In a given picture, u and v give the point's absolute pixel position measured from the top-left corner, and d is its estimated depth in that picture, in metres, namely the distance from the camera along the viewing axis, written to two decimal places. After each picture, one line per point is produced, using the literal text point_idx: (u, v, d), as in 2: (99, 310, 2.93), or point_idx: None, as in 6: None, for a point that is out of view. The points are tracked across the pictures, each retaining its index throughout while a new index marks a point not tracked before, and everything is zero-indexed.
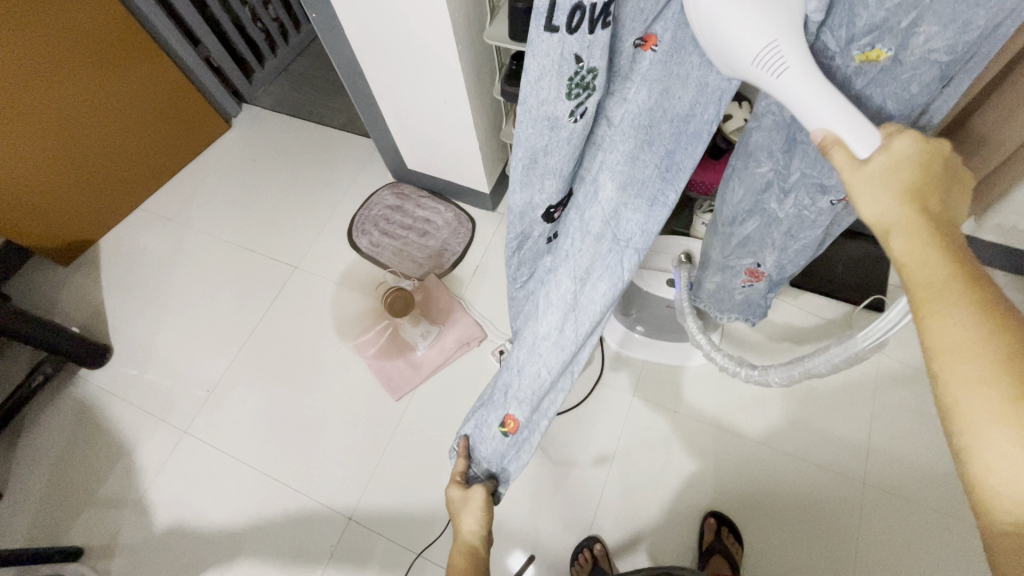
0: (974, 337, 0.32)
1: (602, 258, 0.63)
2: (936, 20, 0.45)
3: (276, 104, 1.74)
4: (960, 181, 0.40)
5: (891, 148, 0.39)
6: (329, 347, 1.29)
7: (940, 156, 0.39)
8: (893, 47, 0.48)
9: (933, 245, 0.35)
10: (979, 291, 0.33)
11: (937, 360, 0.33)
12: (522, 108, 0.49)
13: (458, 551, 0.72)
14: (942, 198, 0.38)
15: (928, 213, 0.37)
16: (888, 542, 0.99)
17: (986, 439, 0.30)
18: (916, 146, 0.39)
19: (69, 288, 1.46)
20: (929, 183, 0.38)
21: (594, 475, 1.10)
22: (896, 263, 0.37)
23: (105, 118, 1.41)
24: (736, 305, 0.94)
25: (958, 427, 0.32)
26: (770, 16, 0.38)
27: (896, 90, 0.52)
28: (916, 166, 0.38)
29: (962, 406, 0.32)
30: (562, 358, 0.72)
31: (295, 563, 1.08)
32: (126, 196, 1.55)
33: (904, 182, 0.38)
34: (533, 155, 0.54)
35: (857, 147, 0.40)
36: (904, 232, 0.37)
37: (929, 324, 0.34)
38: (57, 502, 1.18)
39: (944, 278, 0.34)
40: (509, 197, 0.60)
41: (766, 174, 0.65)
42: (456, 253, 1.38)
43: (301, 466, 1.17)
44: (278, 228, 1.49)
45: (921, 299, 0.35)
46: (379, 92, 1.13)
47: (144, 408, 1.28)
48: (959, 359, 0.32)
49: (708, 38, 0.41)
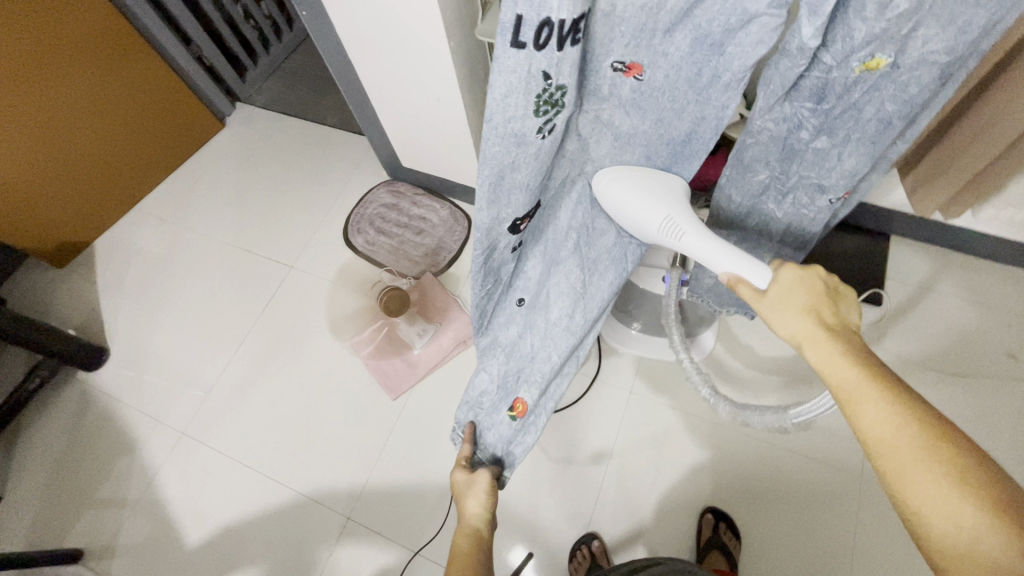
0: (896, 431, 0.39)
1: (608, 251, 0.72)
2: (934, 23, 0.45)
3: (269, 102, 1.73)
4: (845, 292, 0.50)
5: (780, 278, 0.50)
6: (326, 347, 1.29)
7: (820, 277, 0.50)
8: (892, 53, 0.47)
9: (839, 353, 0.44)
10: (886, 389, 0.41)
11: (876, 455, 0.41)
12: (487, 126, 0.47)
13: (462, 534, 0.70)
14: (834, 308, 0.48)
15: (827, 324, 0.46)
16: (884, 535, 0.99)
17: (933, 521, 0.37)
18: (799, 272, 0.50)
19: (64, 290, 1.45)
20: (822, 298, 0.48)
21: (592, 471, 1.10)
22: (819, 372, 0.45)
23: (98, 120, 1.40)
24: (735, 300, 0.96)
25: (909, 513, 0.39)
26: (657, 204, 0.58)
27: (894, 93, 0.51)
28: (806, 288, 0.49)
29: (906, 494, 0.38)
30: (571, 342, 0.76)
31: (294, 562, 1.08)
32: (120, 197, 1.54)
33: (803, 301, 0.48)
34: (500, 173, 0.52)
35: (756, 282, 0.51)
36: (814, 344, 0.46)
37: (860, 424, 0.41)
38: (57, 505, 1.18)
39: (856, 383, 0.42)
40: (474, 216, 0.56)
41: (763, 180, 0.65)
42: (451, 251, 1.38)
43: (299, 465, 1.17)
44: (273, 227, 1.48)
45: (847, 404, 0.42)
46: (372, 91, 1.12)
47: (141, 409, 1.28)
48: (889, 453, 0.39)
49: (624, 218, 0.61)
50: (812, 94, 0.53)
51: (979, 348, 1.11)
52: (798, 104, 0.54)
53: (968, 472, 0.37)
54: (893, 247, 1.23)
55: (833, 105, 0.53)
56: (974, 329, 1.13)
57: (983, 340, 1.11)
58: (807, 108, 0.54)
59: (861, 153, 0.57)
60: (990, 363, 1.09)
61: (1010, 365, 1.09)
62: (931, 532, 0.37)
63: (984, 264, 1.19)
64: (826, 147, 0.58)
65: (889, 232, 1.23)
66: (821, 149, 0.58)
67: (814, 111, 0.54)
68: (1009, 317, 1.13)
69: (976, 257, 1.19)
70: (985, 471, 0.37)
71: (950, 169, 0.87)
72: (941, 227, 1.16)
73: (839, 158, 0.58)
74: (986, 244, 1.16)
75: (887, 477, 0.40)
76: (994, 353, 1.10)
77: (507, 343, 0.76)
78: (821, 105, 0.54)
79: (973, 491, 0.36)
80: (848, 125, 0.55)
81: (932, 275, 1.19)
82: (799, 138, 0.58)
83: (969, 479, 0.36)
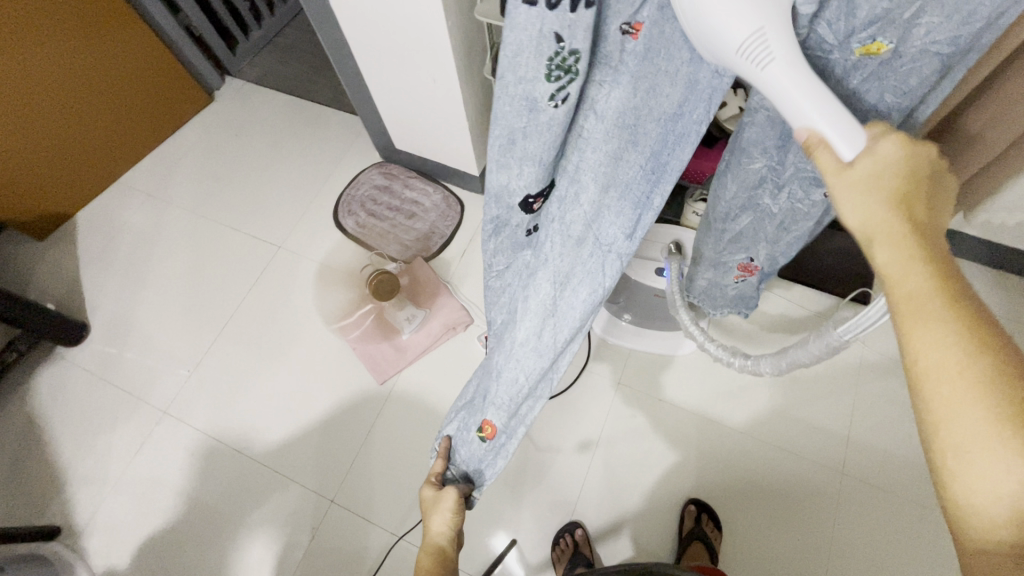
0: (958, 359, 0.33)
1: (584, 263, 0.60)
2: (938, 11, 0.42)
3: (260, 77, 1.68)
4: (940, 188, 0.40)
5: (876, 151, 0.38)
6: (313, 329, 1.27)
7: (919, 162, 0.39)
8: (893, 39, 0.45)
9: (919, 259, 0.35)
10: (962, 309, 0.33)
11: (918, 378, 0.35)
12: (497, 86, 0.44)
13: (427, 552, 0.75)
14: (925, 205, 0.38)
15: (914, 219, 0.37)
16: (861, 529, 1.01)
17: (975, 464, 0.32)
18: (899, 150, 0.38)
19: (45, 263, 1.42)
20: (914, 187, 0.38)
21: (577, 460, 1.11)
22: (880, 272, 0.37)
23: (80, 89, 1.35)
24: (728, 300, 0.93)
25: (940, 444, 0.34)
26: (759, 4, 0.35)
27: (894, 85, 0.49)
28: (900, 174, 0.38)
29: (945, 424, 0.33)
30: (541, 365, 0.67)
31: (276, 544, 1.08)
32: (102, 169, 1.50)
33: (890, 188, 0.38)
34: (510, 135, 0.48)
35: (841, 151, 0.39)
36: (889, 243, 0.36)
37: (914, 345, 0.35)
38: (32, 481, 1.16)
39: (929, 297, 0.34)
40: (485, 176, 0.54)
41: (759, 169, 0.62)
42: (443, 236, 1.36)
43: (283, 447, 1.16)
44: (261, 206, 1.45)
45: (905, 316, 0.35)
46: (367, 72, 1.10)
47: (123, 386, 1.25)
48: (943, 382, 0.33)
49: (688, 22, 0.37)
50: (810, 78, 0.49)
51: None
52: None
53: None
54: None
55: (833, 90, 0.51)
56: None
57: None
58: None
59: None
60: None
61: None
62: (955, 467, 0.33)
63: (970, 268, 1.20)
64: None
65: None
66: None
67: None
68: (994, 320, 1.14)
69: (964, 260, 1.20)
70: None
71: None
72: None
73: None
74: (977, 246, 1.16)
75: (929, 408, 0.34)
76: None
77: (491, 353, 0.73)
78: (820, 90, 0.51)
79: None
80: (845, 115, 0.53)
81: None
82: None
83: None
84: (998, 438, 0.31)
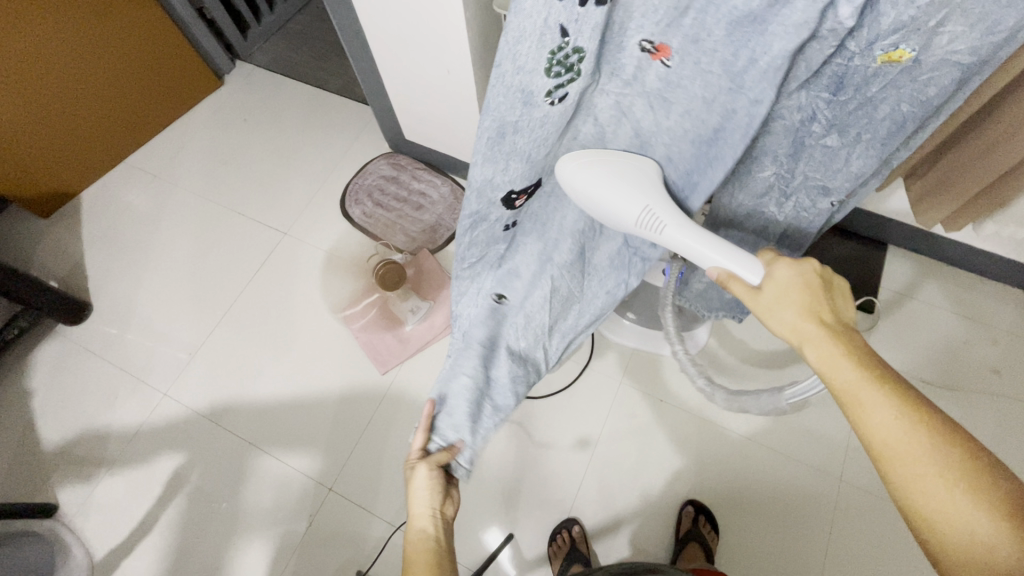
0: (906, 436, 0.39)
1: (609, 259, 0.70)
2: (962, 19, 0.41)
3: (270, 63, 1.67)
4: (839, 283, 0.48)
5: (775, 275, 0.47)
6: (316, 316, 1.27)
7: (815, 270, 0.47)
8: (917, 47, 0.43)
9: (841, 355, 0.43)
10: (889, 391, 0.40)
11: (881, 458, 0.40)
12: (493, 74, 0.40)
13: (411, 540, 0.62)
14: (831, 305, 0.46)
15: (825, 321, 0.45)
16: (858, 536, 1.01)
17: (953, 529, 0.37)
18: (794, 268, 0.47)
19: (48, 240, 1.41)
20: (819, 295, 0.46)
21: (576, 457, 1.11)
22: (818, 372, 0.44)
23: (91, 68, 1.34)
24: (724, 304, 0.93)
25: (920, 517, 0.38)
26: (638, 193, 0.50)
27: (911, 93, 0.48)
28: (803, 287, 0.46)
29: (915, 498, 0.38)
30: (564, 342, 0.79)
31: (272, 531, 1.08)
32: (108, 149, 1.49)
33: (798, 299, 0.46)
34: (500, 130, 0.44)
35: (748, 279, 0.49)
36: (815, 344, 0.44)
37: (866, 430, 0.41)
38: (30, 458, 1.16)
39: (862, 388, 0.41)
40: (469, 170, 0.48)
41: (769, 177, 0.63)
42: (449, 229, 1.36)
43: (283, 434, 1.16)
44: (267, 192, 1.45)
45: (849, 407, 0.42)
46: (380, 60, 1.10)
47: (123, 367, 1.25)
48: (903, 458, 0.39)
49: (595, 213, 0.52)
50: (829, 83, 0.49)
51: (963, 362, 1.13)
52: (814, 94, 0.51)
53: (978, 479, 0.37)
54: (890, 257, 1.24)
55: (850, 97, 0.50)
56: (961, 343, 1.14)
57: (969, 355, 1.13)
58: (824, 99, 0.51)
59: (869, 156, 0.54)
60: (973, 378, 1.11)
61: (994, 380, 1.11)
62: (938, 532, 0.37)
63: (974, 280, 1.20)
64: (835, 145, 0.55)
65: (887, 242, 1.24)
66: (832, 146, 0.55)
67: (829, 102, 0.51)
68: (995, 333, 1.15)
69: (968, 273, 1.21)
70: (988, 466, 0.37)
71: (954, 185, 0.87)
72: (939, 241, 1.17)
73: (846, 158, 0.56)
74: (982, 260, 1.16)
75: (896, 485, 0.39)
76: (978, 368, 1.12)
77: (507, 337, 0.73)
78: (836, 97, 0.50)
79: (986, 500, 0.36)
80: (861, 123, 0.52)
81: (925, 287, 1.20)
82: (810, 132, 0.55)
83: (981, 486, 0.37)
84: (959, 497, 0.37)
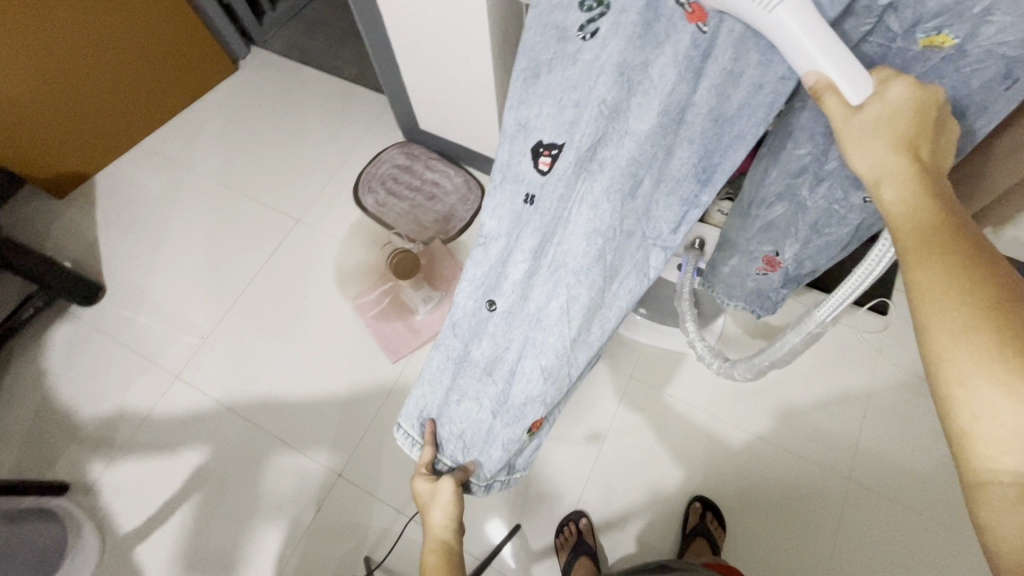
0: (957, 280, 0.30)
1: (631, 255, 0.53)
2: (1013, 9, 0.37)
3: (285, 49, 1.67)
4: (943, 136, 0.39)
5: (888, 95, 0.37)
6: (328, 303, 1.28)
7: (931, 106, 0.38)
8: (962, 34, 0.40)
9: (923, 194, 0.35)
10: (964, 237, 0.32)
11: (917, 306, 0.32)
12: (532, 14, 0.46)
13: (431, 550, 0.68)
14: (932, 149, 0.37)
15: (917, 160, 0.36)
16: (867, 538, 1.01)
17: (972, 392, 0.29)
18: (911, 93, 0.37)
19: (62, 221, 1.42)
20: (921, 128, 0.37)
21: (586, 450, 1.11)
22: (886, 214, 0.36)
23: (109, 48, 1.34)
24: (745, 294, 0.86)
25: (939, 374, 0.31)
26: None
27: (953, 84, 0.44)
28: (908, 117, 0.37)
29: (942, 351, 0.30)
30: (590, 351, 0.59)
31: (282, 515, 1.09)
32: (123, 131, 1.49)
33: (899, 130, 0.37)
34: (535, 69, 0.47)
35: (850, 92, 0.37)
36: (896, 183, 0.36)
37: (914, 273, 0.32)
38: (42, 437, 1.17)
39: (934, 231, 0.33)
40: (503, 116, 0.51)
41: (802, 157, 0.58)
42: (462, 220, 1.36)
43: (293, 418, 1.17)
44: (280, 180, 1.45)
45: (909, 247, 0.33)
46: (399, 48, 1.09)
47: (135, 349, 1.26)
48: (943, 301, 0.31)
49: None
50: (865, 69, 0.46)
51: None
52: None
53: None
54: None
55: None
56: None
57: None
58: None
59: None
60: None
61: None
62: (954, 394, 0.30)
63: None
64: None
65: None
66: None
67: None
68: None
69: None
70: None
71: None
72: None
73: None
74: None
75: (925, 335, 0.31)
76: None
77: (505, 354, 0.61)
78: None
79: None
80: None
81: None
82: None
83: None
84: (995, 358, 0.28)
